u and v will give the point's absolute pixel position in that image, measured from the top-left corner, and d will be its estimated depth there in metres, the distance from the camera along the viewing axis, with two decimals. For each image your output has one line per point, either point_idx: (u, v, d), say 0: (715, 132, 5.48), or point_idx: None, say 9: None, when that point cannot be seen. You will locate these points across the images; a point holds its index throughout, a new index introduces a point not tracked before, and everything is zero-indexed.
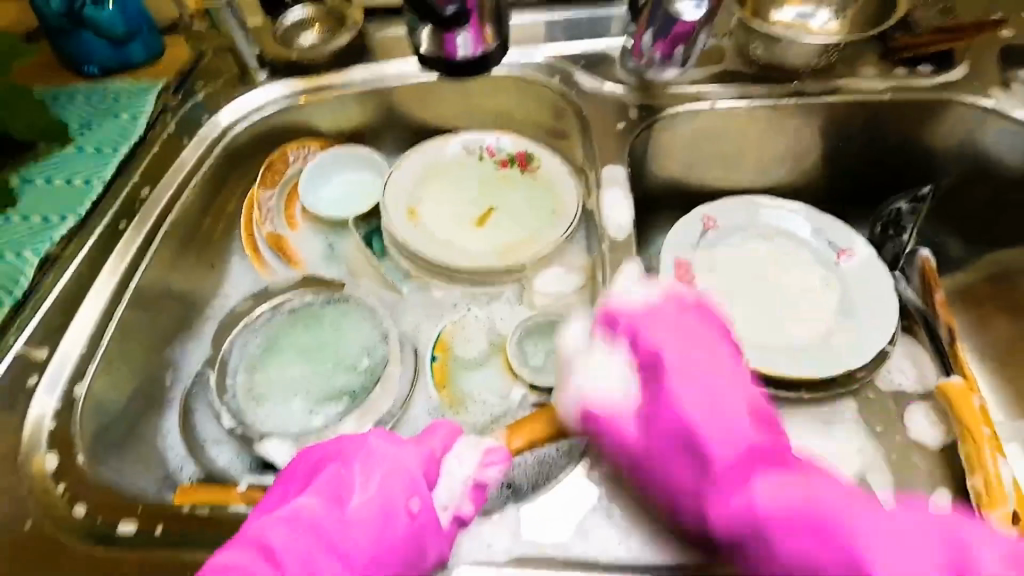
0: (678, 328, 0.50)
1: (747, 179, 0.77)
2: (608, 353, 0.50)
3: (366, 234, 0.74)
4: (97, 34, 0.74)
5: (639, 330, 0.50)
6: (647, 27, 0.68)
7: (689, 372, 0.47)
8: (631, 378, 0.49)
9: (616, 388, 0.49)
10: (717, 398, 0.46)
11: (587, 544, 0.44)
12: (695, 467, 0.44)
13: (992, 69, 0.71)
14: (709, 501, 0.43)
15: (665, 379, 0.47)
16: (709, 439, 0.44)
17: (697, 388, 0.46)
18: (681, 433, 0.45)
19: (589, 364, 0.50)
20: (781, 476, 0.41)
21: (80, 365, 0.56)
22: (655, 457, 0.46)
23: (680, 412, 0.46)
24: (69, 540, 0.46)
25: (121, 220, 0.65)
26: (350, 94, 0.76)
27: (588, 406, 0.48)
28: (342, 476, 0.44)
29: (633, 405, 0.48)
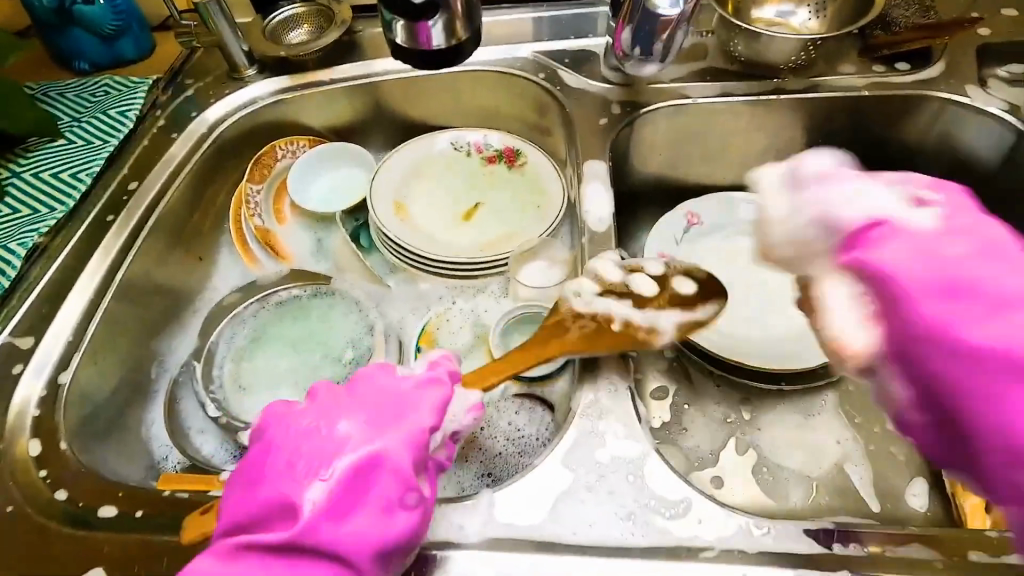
0: (958, 203, 0.42)
1: (731, 174, 0.78)
2: (876, 192, 0.46)
3: (354, 229, 0.75)
4: (87, 30, 0.75)
5: (910, 183, 0.45)
6: (627, 23, 0.66)
7: (976, 237, 0.38)
8: (881, 220, 0.43)
9: (911, 226, 0.41)
10: (994, 236, 0.39)
11: (558, 525, 0.44)
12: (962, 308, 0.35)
13: (970, 66, 0.72)
14: (972, 341, 0.34)
15: (921, 228, 0.40)
16: (996, 283, 0.35)
17: (1003, 247, 0.38)
18: (953, 260, 0.37)
19: (822, 192, 0.50)
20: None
21: (66, 353, 0.57)
22: (918, 346, 0.36)
23: (997, 267, 0.36)
24: (50, 523, 0.47)
25: (108, 213, 0.65)
26: (338, 89, 0.77)
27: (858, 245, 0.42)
28: (320, 484, 0.41)
29: (875, 240, 0.41)
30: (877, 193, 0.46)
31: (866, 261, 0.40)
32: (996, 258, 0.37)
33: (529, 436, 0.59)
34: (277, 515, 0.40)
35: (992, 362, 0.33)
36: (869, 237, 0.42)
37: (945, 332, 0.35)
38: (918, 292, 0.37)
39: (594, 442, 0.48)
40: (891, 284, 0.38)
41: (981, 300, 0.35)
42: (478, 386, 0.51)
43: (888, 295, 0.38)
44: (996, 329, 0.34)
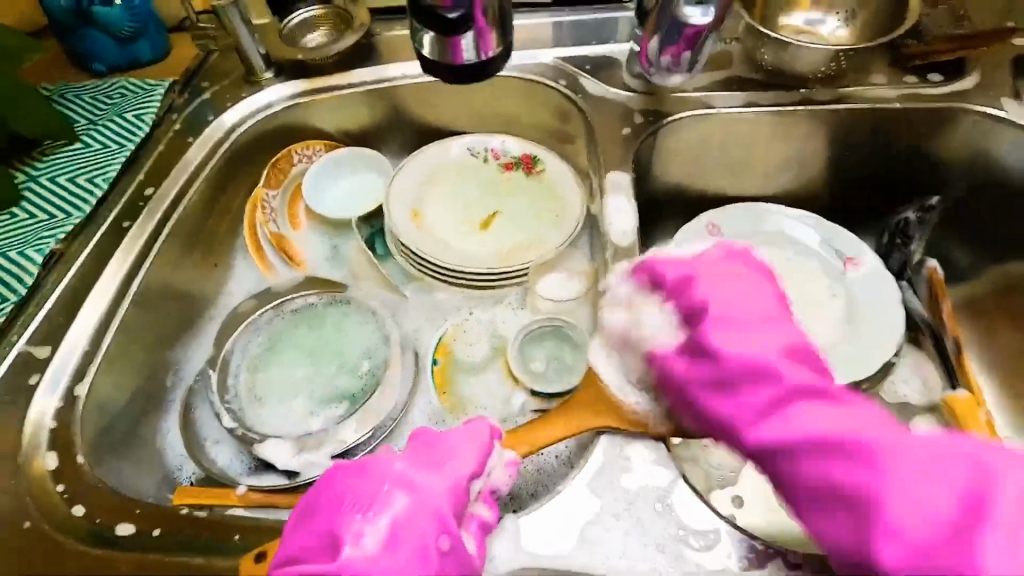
0: (724, 272, 0.46)
1: (754, 185, 0.76)
2: (638, 300, 0.49)
3: (369, 236, 0.74)
4: (104, 31, 0.74)
5: (683, 269, 0.47)
6: (654, 32, 0.65)
7: (724, 324, 0.43)
8: (675, 326, 0.46)
9: (664, 339, 0.46)
10: (762, 315, 0.43)
11: (585, 555, 0.43)
12: (727, 397, 0.41)
13: (1005, 78, 0.70)
14: (754, 444, 0.39)
15: (703, 326, 0.43)
16: (756, 369, 0.40)
17: (735, 334, 0.42)
18: (712, 366, 0.42)
19: (619, 322, 0.49)
20: (823, 410, 0.38)
21: (81, 364, 0.56)
22: (733, 379, 0.41)
23: (739, 363, 0.40)
24: (67, 540, 0.47)
25: (124, 219, 0.65)
26: (356, 95, 0.76)
27: (651, 351, 0.46)
28: (363, 521, 0.41)
29: (675, 345, 0.45)
30: (626, 294, 0.49)
31: (664, 372, 0.45)
32: (748, 343, 0.41)
33: (549, 457, 0.57)
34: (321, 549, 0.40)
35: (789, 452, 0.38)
36: (676, 290, 0.46)
37: (737, 430, 0.40)
38: (702, 395, 0.42)
39: (621, 467, 0.47)
40: (676, 391, 0.44)
41: (824, 407, 0.38)
42: (521, 447, 0.48)
43: (708, 426, 0.43)
44: (775, 426, 0.39)
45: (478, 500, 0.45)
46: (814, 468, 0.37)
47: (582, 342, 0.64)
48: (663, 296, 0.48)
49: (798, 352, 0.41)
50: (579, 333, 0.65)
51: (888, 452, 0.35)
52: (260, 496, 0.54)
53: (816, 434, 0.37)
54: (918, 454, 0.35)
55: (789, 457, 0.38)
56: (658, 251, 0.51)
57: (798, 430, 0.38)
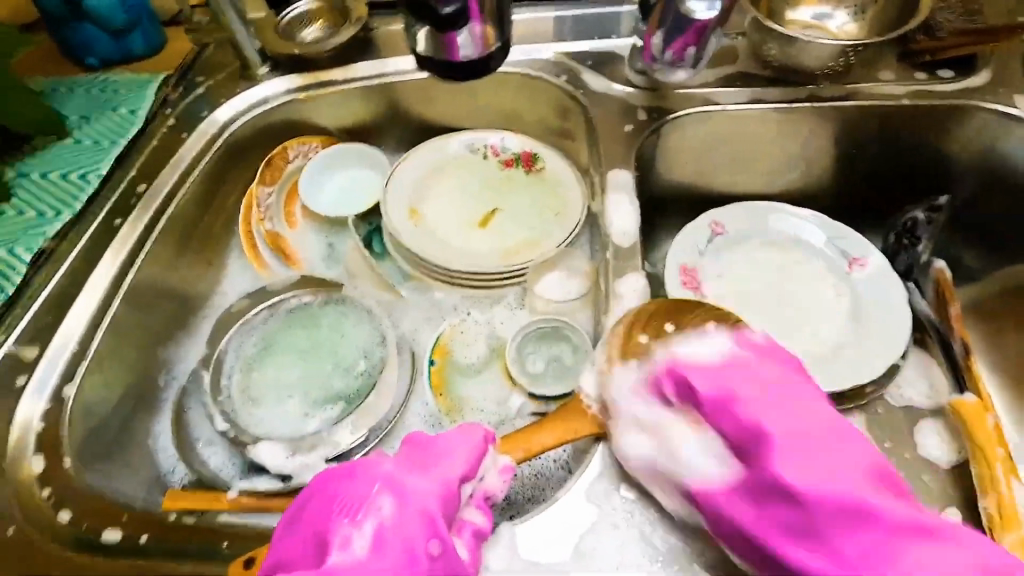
0: (762, 379, 0.46)
1: (758, 184, 0.75)
2: (665, 420, 0.46)
3: (367, 234, 0.72)
4: (97, 24, 0.73)
5: (719, 383, 0.45)
6: (658, 27, 0.63)
7: (791, 451, 0.42)
8: (720, 459, 0.44)
9: (711, 472, 0.44)
10: (828, 429, 0.43)
11: (583, 568, 0.42)
12: (792, 524, 0.40)
13: (1017, 74, 0.68)
14: (815, 571, 0.39)
15: (739, 416, 0.44)
16: (857, 509, 0.39)
17: (809, 463, 0.41)
18: (765, 447, 0.42)
19: (642, 450, 0.45)
20: (886, 539, 0.39)
21: (71, 364, 0.55)
22: (774, 499, 0.41)
23: (823, 504, 0.40)
24: (53, 546, 0.46)
25: (116, 217, 0.63)
26: (354, 89, 0.75)
27: (688, 484, 0.44)
28: (351, 523, 0.39)
29: (728, 481, 0.43)
30: (650, 416, 0.47)
31: (709, 509, 0.43)
32: (826, 467, 0.41)
33: (547, 460, 0.56)
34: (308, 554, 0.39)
35: (810, 508, 0.40)
36: (718, 417, 0.44)
37: (794, 564, 0.40)
38: (784, 543, 0.41)
39: (619, 475, 0.46)
40: (740, 535, 0.42)
41: (863, 533, 0.39)
42: (516, 452, 0.46)
43: (762, 563, 0.42)
44: (858, 566, 0.38)
45: (470, 505, 0.44)
46: (855, 543, 0.39)
47: (583, 344, 0.62)
48: (671, 404, 0.47)
49: (881, 475, 0.41)
50: (580, 335, 0.63)
51: (901, 521, 0.39)
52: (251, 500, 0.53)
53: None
54: (931, 565, 0.37)
55: (852, 540, 0.39)
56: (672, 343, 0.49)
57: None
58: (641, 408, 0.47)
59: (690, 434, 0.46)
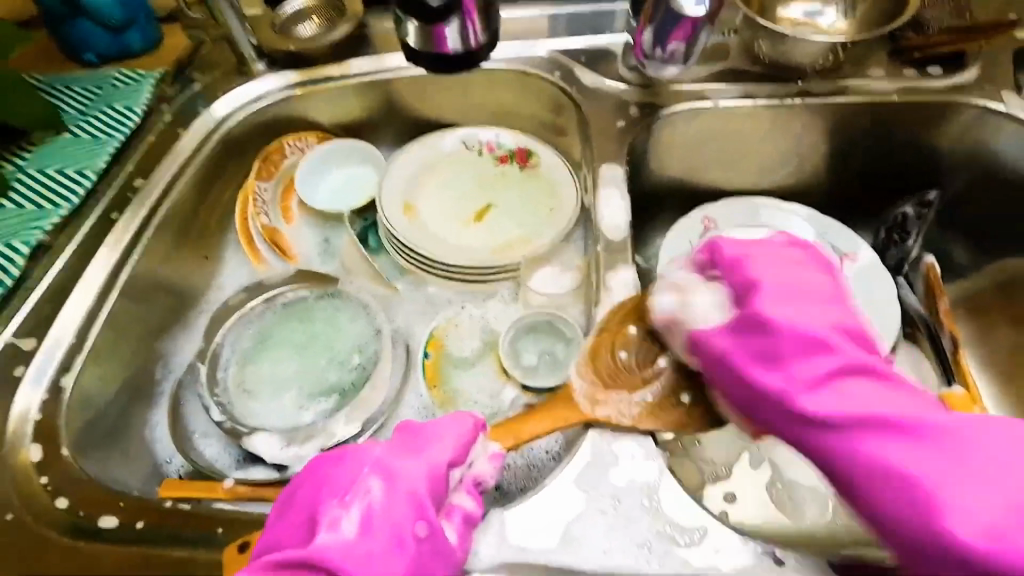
0: (786, 258, 0.49)
1: (749, 179, 0.75)
2: (695, 281, 0.49)
3: (362, 230, 0.74)
4: (94, 21, 0.73)
5: (739, 249, 0.49)
6: (649, 23, 0.64)
7: (843, 373, 0.42)
8: (724, 306, 0.47)
9: (711, 321, 0.47)
10: (820, 297, 0.46)
11: (571, 553, 0.43)
12: (770, 365, 0.44)
13: (1005, 71, 0.69)
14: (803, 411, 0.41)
15: (756, 302, 0.45)
16: (820, 342, 0.43)
17: (799, 311, 0.45)
18: (765, 337, 0.44)
19: (669, 307, 0.49)
20: (877, 388, 0.41)
21: (68, 356, 0.56)
22: (758, 339, 0.44)
23: (796, 341, 0.43)
24: (52, 533, 0.47)
25: (113, 211, 0.64)
26: (349, 86, 0.75)
27: (693, 331, 0.47)
28: (341, 505, 0.40)
29: (725, 322, 0.46)
30: (685, 278, 0.50)
31: (706, 350, 0.47)
32: (816, 318, 0.45)
33: (539, 451, 0.56)
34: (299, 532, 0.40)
35: (775, 332, 0.44)
36: (738, 262, 0.48)
37: (787, 401, 0.42)
38: (749, 367, 0.44)
39: (606, 462, 0.47)
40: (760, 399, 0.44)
41: (820, 359, 0.43)
42: (506, 439, 0.48)
43: (775, 423, 0.44)
44: (837, 401, 0.41)
45: (458, 489, 0.44)
46: (831, 386, 0.42)
47: (574, 337, 0.63)
48: (712, 277, 0.49)
49: (854, 334, 0.45)
50: (571, 328, 0.63)
51: (942, 430, 0.38)
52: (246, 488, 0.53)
53: (853, 411, 0.40)
54: (940, 448, 0.38)
55: (875, 444, 0.39)
56: (715, 234, 0.53)
57: (877, 406, 0.40)
58: (688, 271, 0.51)
59: (712, 293, 0.48)
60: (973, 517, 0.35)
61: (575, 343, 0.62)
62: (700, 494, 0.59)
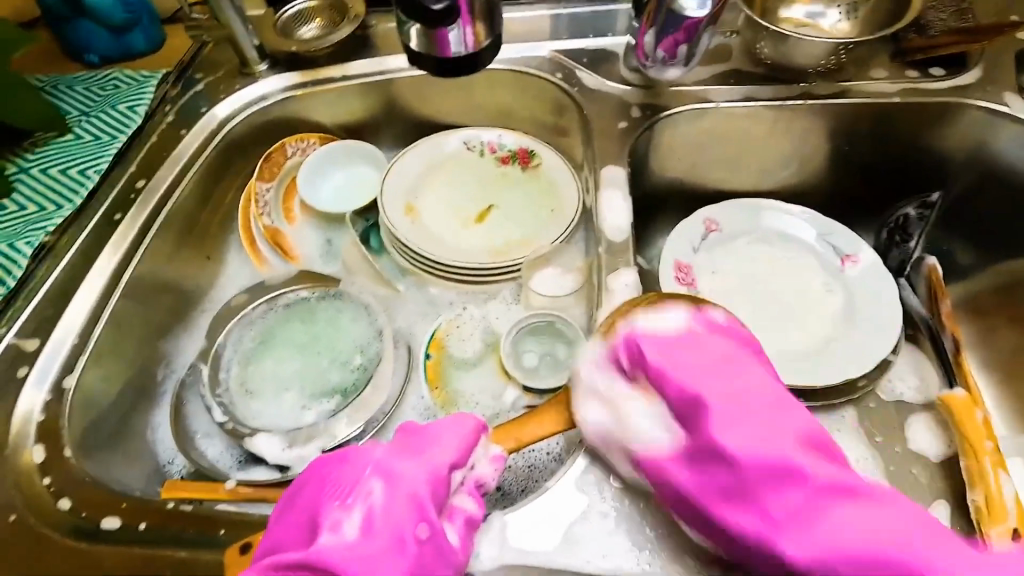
0: (709, 351, 0.45)
1: (751, 180, 0.75)
2: (621, 393, 0.46)
3: (364, 230, 0.73)
4: (97, 22, 0.74)
5: (669, 356, 0.45)
6: (651, 26, 0.64)
7: (782, 489, 0.38)
8: (668, 424, 0.44)
9: (661, 440, 0.44)
10: (772, 403, 0.42)
11: (572, 555, 0.43)
12: (754, 513, 0.39)
13: (1007, 73, 0.69)
14: (789, 558, 0.37)
15: (705, 426, 0.41)
16: (784, 468, 0.39)
17: (745, 433, 0.40)
18: (730, 473, 0.40)
19: (600, 419, 0.46)
20: (857, 511, 0.37)
21: (70, 357, 0.56)
22: (736, 481, 0.40)
23: (756, 466, 0.39)
24: (54, 534, 0.47)
25: (115, 212, 0.64)
26: (351, 87, 0.75)
27: (638, 454, 0.44)
28: (341, 507, 0.40)
29: (674, 447, 0.43)
30: (607, 389, 0.47)
31: (654, 474, 0.43)
32: (762, 438, 0.40)
33: (539, 452, 0.57)
34: (302, 534, 0.40)
35: (740, 469, 0.39)
36: (653, 372, 0.45)
37: (766, 544, 0.38)
38: (718, 506, 0.40)
39: (608, 465, 0.47)
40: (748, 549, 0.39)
41: (791, 492, 0.38)
42: (508, 442, 0.46)
43: (717, 533, 0.41)
44: (812, 540, 0.36)
45: (461, 491, 0.44)
46: (783, 503, 0.38)
47: (576, 338, 0.63)
48: (638, 378, 0.46)
49: (813, 442, 0.40)
50: (573, 329, 0.63)
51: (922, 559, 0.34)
52: (251, 491, 0.53)
53: (845, 552, 0.35)
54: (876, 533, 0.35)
55: (783, 499, 0.38)
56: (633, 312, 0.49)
57: (847, 544, 0.35)
58: (637, 402, 0.46)
59: (641, 402, 0.46)
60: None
61: (577, 345, 0.62)
62: None
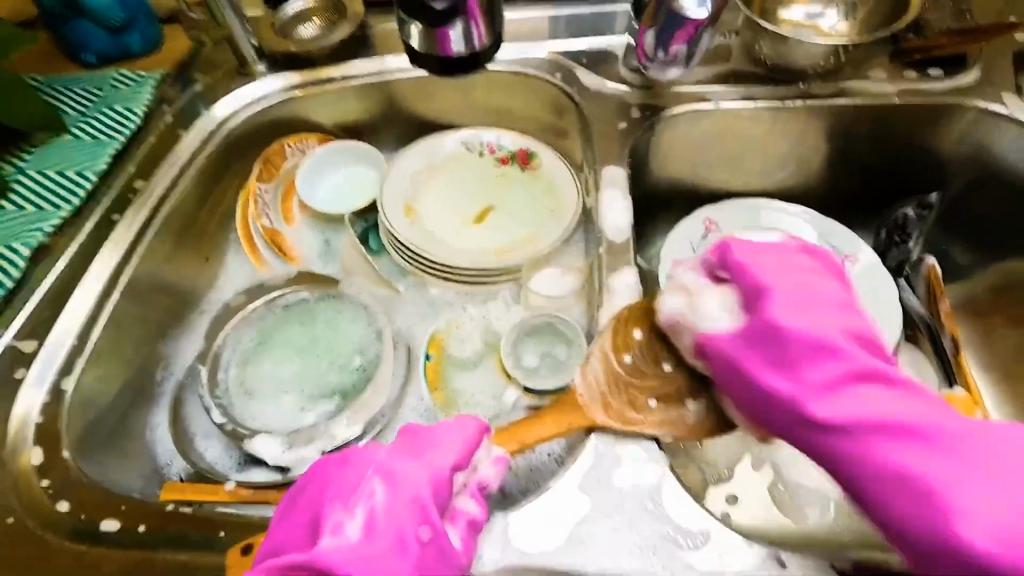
0: (792, 261, 0.48)
1: (751, 180, 0.75)
2: (704, 286, 0.48)
3: (363, 231, 0.73)
4: (94, 22, 0.73)
5: (764, 257, 0.47)
6: (651, 26, 0.64)
7: (798, 311, 0.45)
8: (737, 309, 0.47)
9: (722, 322, 0.46)
10: (838, 303, 0.46)
11: (574, 556, 0.43)
12: (786, 373, 0.44)
13: (1005, 73, 0.69)
14: (816, 418, 0.42)
15: (767, 309, 0.45)
16: (824, 346, 0.43)
17: (805, 316, 0.44)
18: (778, 346, 0.44)
19: (675, 306, 0.48)
20: (889, 394, 0.42)
21: (69, 359, 0.56)
22: (773, 340, 0.44)
23: (804, 343, 0.43)
24: (54, 536, 0.47)
25: (114, 212, 0.64)
26: (350, 87, 0.75)
27: (697, 334, 0.47)
28: (344, 509, 0.40)
29: (734, 328, 0.46)
30: (691, 280, 0.49)
31: (712, 354, 0.46)
32: (817, 322, 0.44)
33: (541, 454, 0.56)
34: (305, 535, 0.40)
35: (788, 339, 0.44)
36: (734, 263, 0.47)
37: (795, 404, 0.43)
38: (756, 366, 0.45)
39: (609, 466, 0.47)
40: (726, 366, 0.46)
41: (828, 367, 0.43)
42: (510, 444, 0.48)
43: (735, 386, 0.46)
44: (840, 408, 0.42)
45: (463, 492, 0.44)
46: (821, 372, 0.43)
47: (575, 338, 0.63)
48: (722, 280, 0.48)
49: (862, 339, 0.44)
50: (572, 328, 0.63)
51: (956, 438, 0.39)
52: (250, 492, 0.53)
53: (868, 421, 0.41)
54: (912, 434, 0.39)
55: (816, 372, 0.43)
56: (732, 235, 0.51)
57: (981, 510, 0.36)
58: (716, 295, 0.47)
59: (718, 290, 0.48)
60: (978, 521, 0.36)
61: (576, 345, 0.62)
62: (704, 496, 0.59)
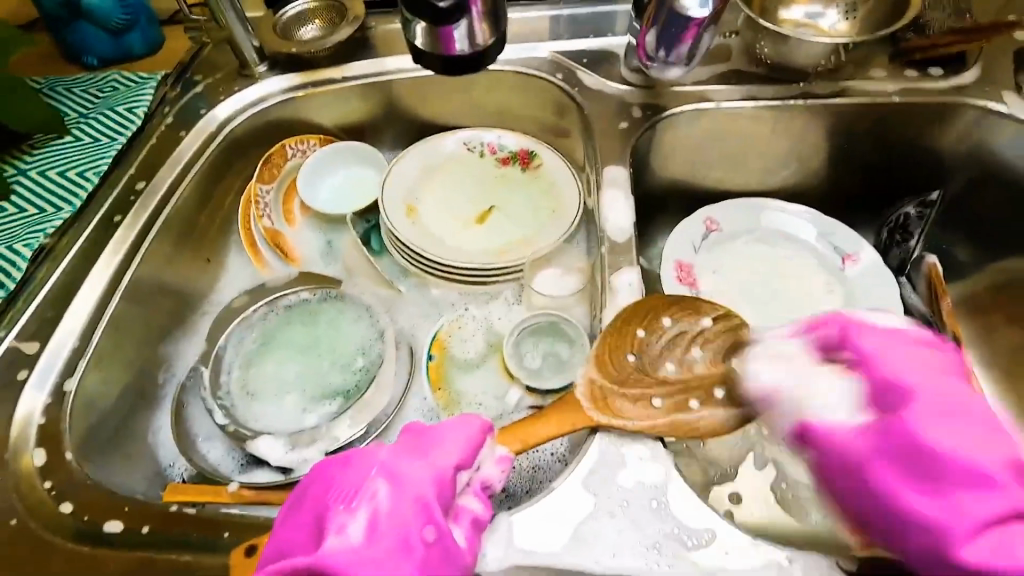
0: (916, 350, 0.44)
1: (751, 180, 0.76)
2: (812, 365, 0.46)
3: (365, 231, 0.73)
4: (95, 24, 0.73)
5: (896, 339, 0.45)
6: (651, 26, 0.64)
7: (938, 416, 0.39)
8: (855, 406, 0.43)
9: (846, 417, 0.43)
10: (958, 402, 0.40)
11: (579, 555, 0.43)
12: (916, 485, 0.39)
13: (1005, 71, 0.69)
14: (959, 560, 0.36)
15: (909, 417, 0.40)
16: (979, 476, 0.37)
17: (952, 427, 0.39)
18: (918, 462, 0.39)
19: (771, 375, 0.48)
20: None
21: (71, 360, 0.56)
22: (912, 466, 0.39)
23: (960, 467, 0.37)
24: (56, 538, 0.47)
25: (115, 214, 0.64)
26: (351, 88, 0.75)
27: (807, 421, 0.44)
28: (347, 510, 0.40)
29: (864, 427, 0.42)
30: (782, 350, 0.49)
31: (826, 451, 0.43)
32: (968, 441, 0.38)
33: (545, 453, 0.57)
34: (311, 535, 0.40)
35: (942, 468, 0.38)
36: (857, 359, 0.44)
37: (939, 536, 0.37)
38: (889, 477, 0.40)
39: (613, 464, 0.47)
40: (846, 466, 0.42)
41: (987, 499, 0.36)
42: (514, 443, 0.48)
43: (870, 507, 0.41)
44: (999, 552, 0.35)
45: (468, 492, 0.44)
46: (982, 505, 0.36)
47: (578, 338, 0.63)
48: (840, 360, 0.46)
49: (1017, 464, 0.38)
50: (575, 328, 0.63)
51: None
52: (254, 493, 0.53)
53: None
54: None
55: (976, 503, 0.36)
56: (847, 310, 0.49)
57: None
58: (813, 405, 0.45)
59: (848, 384, 0.44)
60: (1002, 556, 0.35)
61: (578, 345, 0.62)
62: (707, 495, 0.59)
